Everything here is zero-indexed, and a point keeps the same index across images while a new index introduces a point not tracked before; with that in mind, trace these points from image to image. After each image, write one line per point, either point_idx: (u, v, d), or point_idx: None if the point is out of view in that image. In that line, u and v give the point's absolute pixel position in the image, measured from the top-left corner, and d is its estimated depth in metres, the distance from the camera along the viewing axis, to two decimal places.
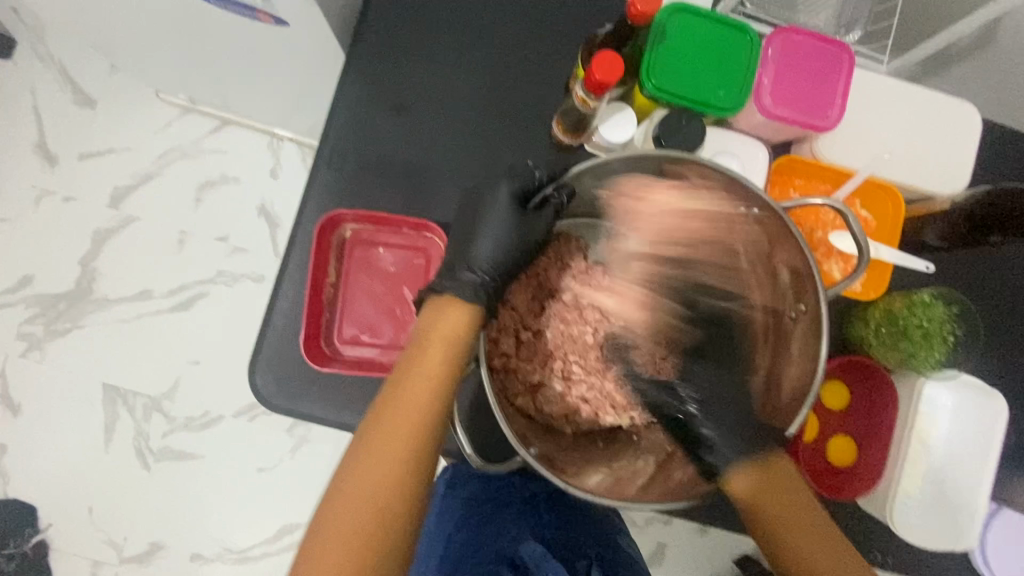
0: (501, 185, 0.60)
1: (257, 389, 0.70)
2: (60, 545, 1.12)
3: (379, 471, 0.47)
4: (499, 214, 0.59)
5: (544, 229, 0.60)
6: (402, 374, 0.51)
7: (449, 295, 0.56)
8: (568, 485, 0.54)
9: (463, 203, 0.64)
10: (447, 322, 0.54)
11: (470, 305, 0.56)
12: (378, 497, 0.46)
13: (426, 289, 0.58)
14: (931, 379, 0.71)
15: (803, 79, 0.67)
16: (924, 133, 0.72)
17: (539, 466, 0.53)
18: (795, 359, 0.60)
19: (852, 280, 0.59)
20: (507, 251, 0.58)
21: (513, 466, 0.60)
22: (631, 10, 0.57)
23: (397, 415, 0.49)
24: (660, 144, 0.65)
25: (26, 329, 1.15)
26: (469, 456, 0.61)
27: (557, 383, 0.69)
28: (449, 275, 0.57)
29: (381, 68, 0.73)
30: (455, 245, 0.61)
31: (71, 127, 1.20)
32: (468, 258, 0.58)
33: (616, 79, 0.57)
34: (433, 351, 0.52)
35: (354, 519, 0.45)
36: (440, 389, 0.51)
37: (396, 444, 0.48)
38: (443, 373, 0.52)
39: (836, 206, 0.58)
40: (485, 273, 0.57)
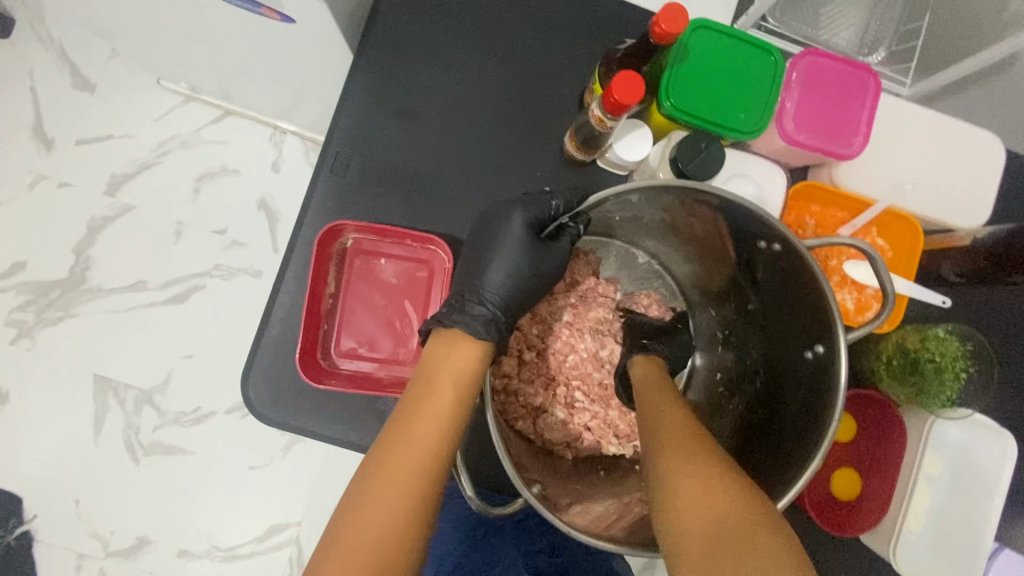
0: (515, 213, 0.57)
1: (250, 400, 0.68)
2: (45, 536, 1.10)
3: (380, 515, 0.44)
4: (513, 243, 0.57)
5: (559, 261, 0.59)
6: (409, 413, 0.50)
7: (456, 327, 0.54)
8: (568, 528, 0.51)
9: (476, 224, 0.61)
10: (458, 361, 0.52)
11: (485, 342, 0.54)
12: (377, 543, 0.43)
13: (432, 319, 0.55)
14: (943, 418, 0.68)
15: (828, 106, 0.65)
16: (948, 163, 0.70)
17: (539, 507, 0.50)
18: (808, 400, 0.56)
19: (879, 321, 0.56)
20: (519, 283, 0.58)
21: (516, 508, 0.58)
22: (654, 29, 0.54)
23: (404, 454, 0.47)
24: (678, 168, 0.62)
25: (16, 316, 1.13)
26: (471, 497, 0.56)
27: (559, 410, 0.67)
28: (458, 306, 0.55)
29: (389, 70, 0.71)
30: (465, 271, 0.59)
31: (68, 111, 1.17)
32: (479, 290, 0.57)
33: (635, 101, 0.55)
34: (443, 389, 0.50)
35: (351, 570, 0.41)
36: (448, 431, 0.49)
37: (402, 486, 0.45)
38: (452, 414, 0.50)
39: (861, 246, 0.54)
40: (497, 306, 0.56)
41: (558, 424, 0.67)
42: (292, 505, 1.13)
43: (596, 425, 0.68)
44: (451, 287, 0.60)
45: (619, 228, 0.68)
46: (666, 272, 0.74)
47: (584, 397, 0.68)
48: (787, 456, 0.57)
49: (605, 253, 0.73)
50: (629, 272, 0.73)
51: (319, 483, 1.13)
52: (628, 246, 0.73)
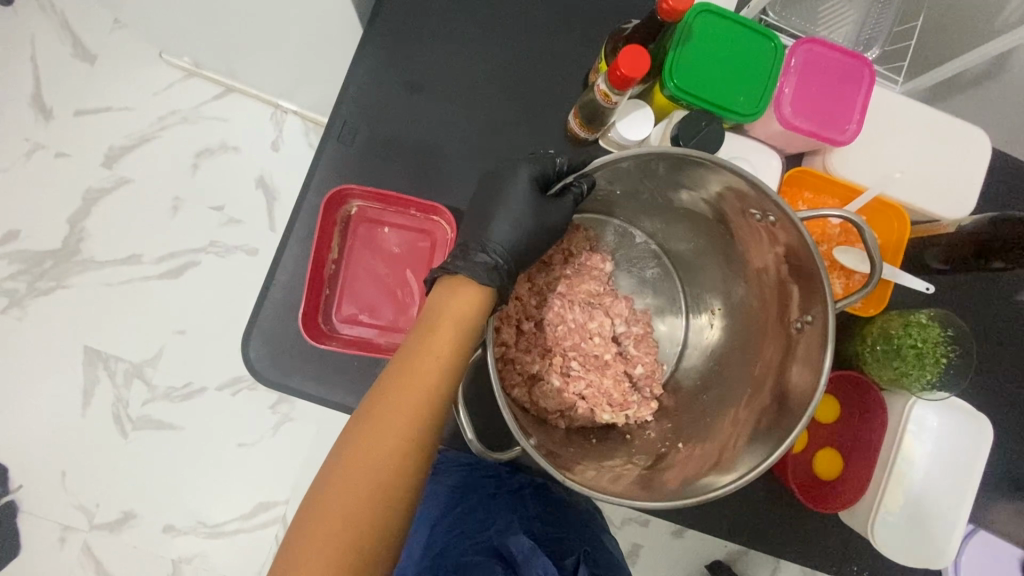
0: (521, 170, 0.60)
1: (250, 362, 0.69)
2: (28, 508, 1.09)
3: (383, 442, 0.46)
4: (519, 199, 0.59)
5: (560, 217, 0.60)
6: (412, 350, 0.51)
7: (460, 274, 0.55)
8: (563, 478, 0.54)
9: (481, 186, 0.63)
10: (460, 302, 0.53)
11: (485, 287, 0.55)
12: (377, 469, 0.45)
13: (439, 268, 0.57)
14: (920, 398, 0.72)
15: (825, 93, 0.67)
16: (938, 157, 0.72)
17: (535, 456, 0.53)
18: (796, 368, 0.59)
19: (865, 291, 0.59)
20: (522, 235, 0.59)
21: (512, 455, 0.60)
22: (661, 6, 0.56)
23: (406, 388, 0.48)
24: (678, 145, 0.64)
25: (8, 285, 1.12)
26: (471, 441, 0.59)
27: (555, 377, 0.69)
28: (462, 255, 0.57)
29: (398, 45, 0.72)
30: (471, 228, 0.61)
31: (67, 81, 1.17)
32: (484, 242, 0.58)
33: (640, 75, 0.56)
34: (445, 327, 0.52)
35: (354, 487, 0.44)
36: (450, 367, 0.50)
37: (402, 416, 0.47)
38: (455, 353, 0.51)
39: (851, 218, 0.57)
40: (499, 257, 0.57)
41: (552, 393, 0.68)
42: (280, 482, 1.13)
43: (590, 396, 0.69)
44: (457, 242, 0.61)
45: (619, 205, 0.71)
46: (662, 252, 0.76)
47: (579, 367, 0.70)
48: (775, 421, 0.60)
49: (603, 230, 0.75)
50: (626, 250, 0.76)
51: (309, 461, 1.14)
52: (626, 226, 0.75)
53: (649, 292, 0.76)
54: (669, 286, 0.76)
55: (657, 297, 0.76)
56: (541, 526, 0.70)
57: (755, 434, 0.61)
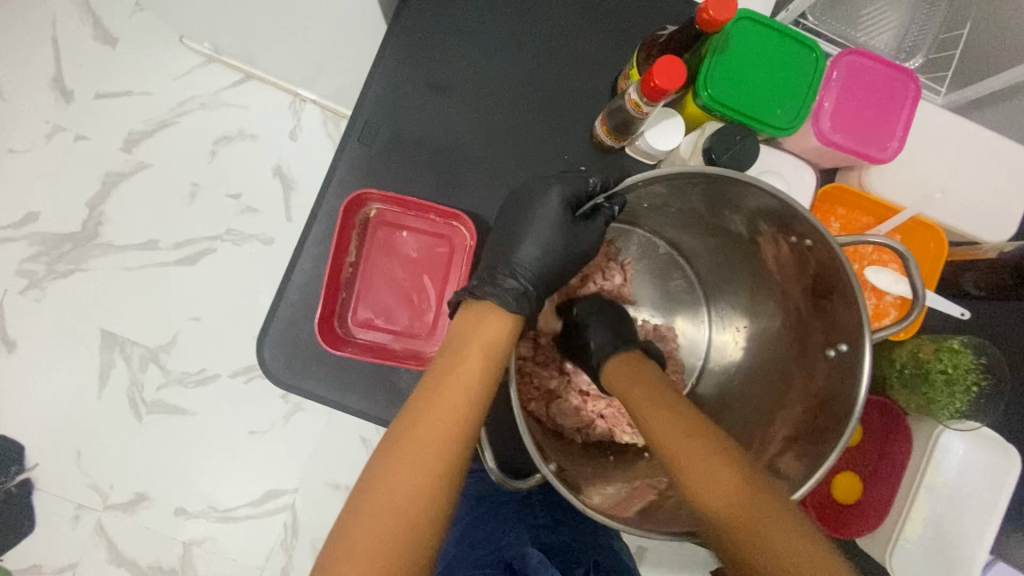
0: (553, 188, 0.60)
1: (266, 364, 0.68)
2: (45, 487, 1.11)
3: (409, 478, 0.45)
4: (548, 222, 0.59)
5: (593, 239, 0.62)
6: (440, 377, 0.50)
7: (486, 300, 0.55)
8: (584, 508, 0.52)
9: (508, 201, 0.63)
10: (487, 329, 0.53)
11: (513, 313, 0.55)
12: (403, 508, 0.44)
13: (463, 291, 0.57)
14: (949, 428, 0.69)
15: (869, 107, 0.64)
16: (988, 177, 0.68)
17: (557, 485, 0.52)
18: (823, 392, 0.58)
19: (906, 323, 0.57)
20: (551, 259, 0.60)
21: (534, 483, 0.59)
22: (702, 15, 0.53)
23: (433, 420, 0.48)
24: (710, 158, 0.61)
25: (28, 267, 1.13)
26: (491, 470, 0.60)
27: (574, 395, 0.69)
28: (489, 280, 0.57)
29: (422, 43, 0.70)
30: (496, 249, 0.61)
31: (88, 63, 1.16)
32: (512, 264, 0.59)
33: (675, 87, 0.54)
34: (472, 357, 0.51)
35: (382, 522, 0.43)
36: (478, 396, 0.50)
37: (432, 445, 0.46)
38: (481, 383, 0.50)
39: (897, 247, 0.55)
40: (527, 281, 0.59)
41: (570, 408, 0.68)
42: (289, 471, 1.14)
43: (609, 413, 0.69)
44: (483, 263, 0.62)
45: (645, 216, 0.69)
46: (687, 263, 0.74)
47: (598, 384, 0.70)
48: (802, 447, 0.58)
49: (626, 239, 0.74)
50: (650, 261, 0.74)
51: (318, 451, 1.14)
52: (650, 236, 0.74)
53: (669, 304, 0.75)
54: (693, 300, 0.74)
55: (680, 310, 0.74)
56: (548, 534, 0.67)
57: (782, 457, 0.60)
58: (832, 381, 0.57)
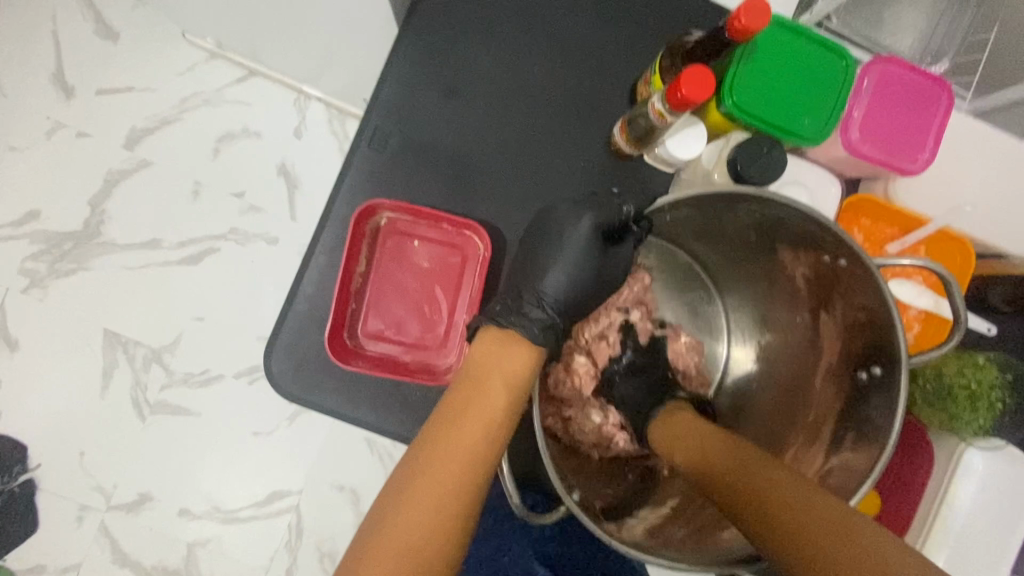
0: (585, 216, 0.58)
1: (272, 376, 0.66)
2: (47, 487, 1.10)
3: (426, 506, 0.44)
4: (577, 248, 0.58)
5: (622, 266, 0.61)
6: (462, 403, 0.49)
7: (511, 329, 0.54)
8: (611, 541, 0.51)
9: (537, 221, 0.62)
10: (511, 358, 0.52)
11: (539, 347, 0.54)
12: (419, 535, 0.43)
13: (484, 317, 0.56)
14: (973, 446, 0.67)
15: (898, 116, 0.62)
16: (1018, 188, 0.66)
17: (582, 517, 0.50)
18: (857, 418, 0.56)
19: (944, 348, 0.55)
20: (577, 288, 0.59)
21: (557, 517, 0.57)
22: (733, 23, 0.51)
23: (454, 448, 0.47)
24: (736, 169, 0.59)
25: (29, 265, 1.11)
26: (515, 504, 0.55)
27: (594, 413, 0.68)
28: (516, 310, 0.56)
29: (435, 45, 0.68)
30: (524, 277, 0.61)
31: (89, 58, 1.14)
32: (538, 292, 0.58)
33: (702, 99, 0.52)
34: (495, 385, 0.50)
35: (389, 564, 0.41)
36: (496, 434, 0.48)
37: (449, 476, 0.45)
38: (504, 413, 0.49)
39: (936, 269, 0.53)
40: (554, 312, 0.57)
41: (591, 424, 0.68)
42: (293, 473, 1.13)
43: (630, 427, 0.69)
44: (509, 287, 0.62)
45: (665, 228, 0.67)
46: (707, 274, 0.72)
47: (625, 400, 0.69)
48: (836, 478, 0.56)
49: (646, 253, 0.72)
50: (670, 272, 0.72)
51: (323, 453, 1.13)
52: (669, 246, 0.72)
53: (690, 318, 0.72)
54: (714, 311, 0.72)
55: (700, 325, 0.72)
56: (555, 545, 0.67)
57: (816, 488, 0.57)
58: (865, 404, 0.55)
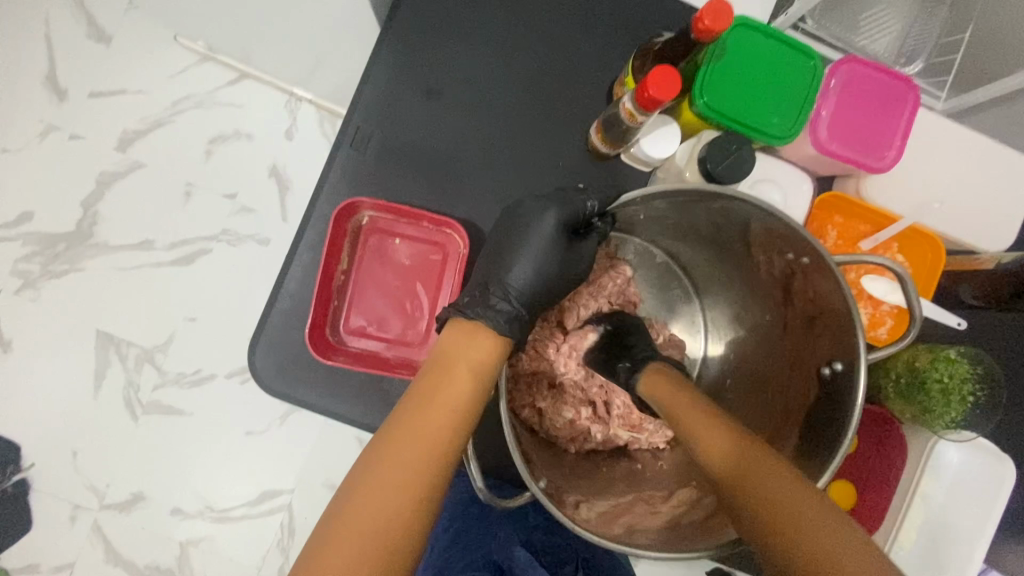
0: (550, 211, 0.59)
1: (257, 372, 0.68)
2: (41, 486, 1.11)
3: (388, 491, 0.45)
4: (543, 240, 0.59)
5: (588, 261, 0.63)
6: (427, 392, 0.50)
7: (477, 321, 0.55)
8: (574, 527, 0.52)
9: (506, 217, 0.63)
10: (477, 348, 0.53)
11: (502, 336, 0.55)
12: (382, 517, 0.44)
13: (452, 309, 0.57)
14: (944, 438, 0.69)
15: (865, 114, 0.63)
16: (986, 186, 0.68)
17: (545, 503, 0.51)
18: (820, 414, 0.56)
19: (904, 341, 0.56)
20: (542, 282, 0.60)
21: (523, 501, 0.58)
22: (697, 24, 0.52)
23: (417, 435, 0.48)
24: (706, 168, 0.60)
25: (23, 266, 1.13)
26: (479, 490, 0.56)
27: (569, 408, 0.69)
28: (482, 301, 0.57)
29: (417, 48, 0.69)
30: (490, 267, 0.61)
31: (82, 62, 1.15)
32: (504, 285, 0.59)
33: (668, 98, 0.53)
34: (461, 375, 0.51)
35: (356, 546, 0.43)
36: (460, 422, 0.50)
37: (412, 460, 0.47)
38: (467, 402, 0.50)
39: (893, 266, 0.54)
40: (518, 304, 0.58)
41: (567, 418, 0.69)
42: (285, 472, 1.14)
43: (605, 421, 0.70)
44: (475, 278, 0.62)
45: (640, 226, 0.68)
46: (684, 272, 0.73)
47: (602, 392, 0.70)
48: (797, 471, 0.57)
49: (623, 247, 0.73)
50: (647, 269, 0.74)
51: (314, 452, 1.14)
52: (646, 244, 0.73)
53: (667, 312, 0.74)
54: (690, 307, 0.74)
55: (676, 318, 0.74)
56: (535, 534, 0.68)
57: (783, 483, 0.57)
58: (826, 399, 0.56)
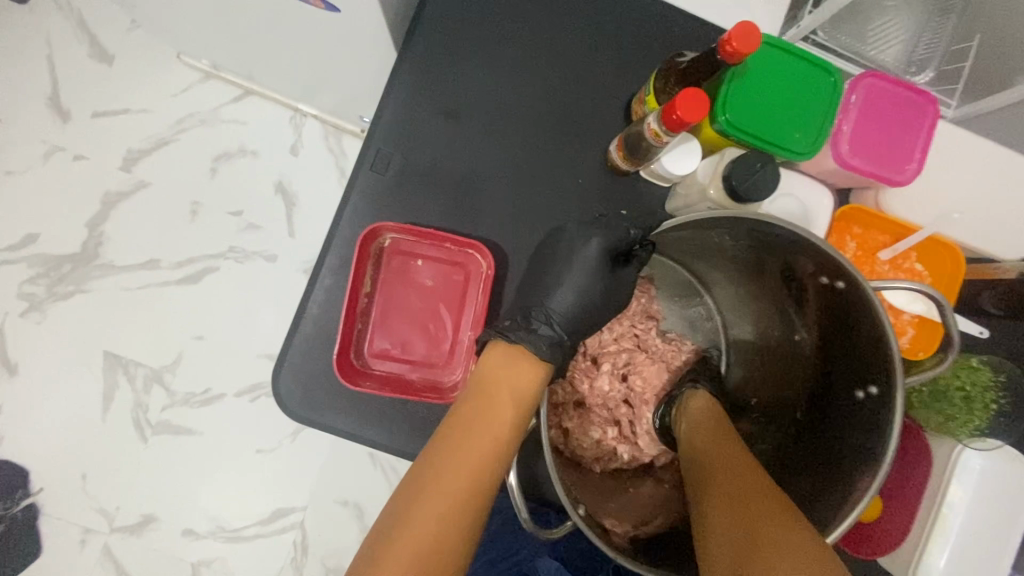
0: (593, 238, 0.61)
1: (281, 400, 0.67)
2: (49, 511, 1.10)
3: (440, 506, 0.46)
4: (583, 268, 0.60)
5: (627, 288, 0.64)
6: (474, 411, 0.52)
7: (519, 346, 0.57)
8: (618, 557, 0.51)
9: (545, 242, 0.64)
10: (519, 371, 0.55)
11: (545, 362, 0.57)
12: (433, 530, 0.45)
13: (492, 331, 0.58)
14: (969, 446, 0.69)
15: (885, 129, 0.64)
16: (1003, 195, 0.69)
17: (589, 532, 0.51)
18: (848, 445, 0.56)
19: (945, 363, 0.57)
20: (584, 304, 0.61)
21: (563, 531, 0.58)
22: (724, 46, 0.53)
23: (466, 453, 0.49)
24: (731, 185, 0.60)
25: (27, 288, 1.12)
26: (524, 522, 0.56)
27: (595, 428, 0.69)
28: (523, 326, 0.58)
29: (435, 68, 0.69)
30: (531, 293, 0.63)
31: (84, 82, 1.15)
32: (546, 309, 0.60)
33: (696, 120, 0.53)
34: (505, 396, 0.53)
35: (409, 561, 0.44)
36: (505, 442, 0.51)
37: (464, 476, 0.48)
38: (513, 422, 0.52)
39: (926, 291, 0.55)
40: (560, 328, 0.60)
41: (593, 438, 0.69)
42: (297, 489, 1.13)
43: (633, 440, 0.70)
44: (517, 303, 0.64)
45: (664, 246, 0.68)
46: (706, 291, 0.73)
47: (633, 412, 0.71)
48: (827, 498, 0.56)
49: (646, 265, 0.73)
50: (670, 287, 0.74)
51: (326, 468, 1.13)
52: (668, 261, 0.73)
53: (691, 332, 0.74)
54: (712, 327, 0.74)
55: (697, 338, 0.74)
56: (558, 546, 0.69)
57: (799, 509, 0.58)
58: (861, 422, 0.55)
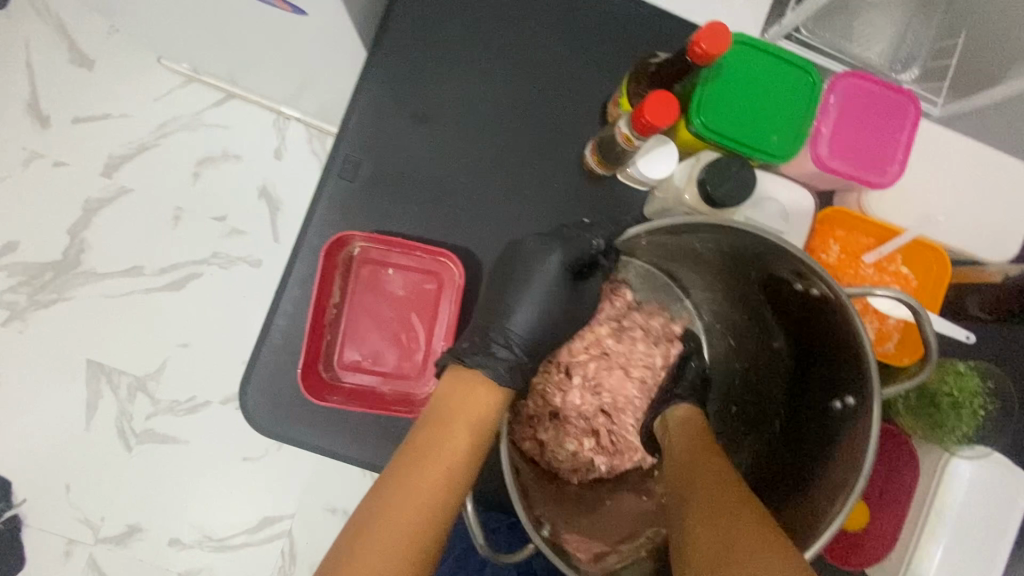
0: (554, 253, 0.60)
1: (250, 414, 0.65)
2: (33, 522, 1.08)
3: (390, 542, 0.46)
4: (545, 284, 0.60)
5: (592, 302, 0.63)
6: (429, 442, 0.52)
7: (476, 371, 0.56)
8: None
9: (511, 254, 0.63)
10: (476, 400, 0.54)
11: (502, 387, 0.56)
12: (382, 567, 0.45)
13: (449, 355, 0.58)
14: (958, 455, 0.66)
15: (865, 130, 0.62)
16: (991, 195, 0.67)
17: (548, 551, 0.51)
18: (824, 456, 0.55)
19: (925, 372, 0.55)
20: (544, 326, 0.60)
21: (523, 555, 0.57)
22: (694, 48, 0.51)
23: (419, 486, 0.49)
24: (705, 190, 0.59)
25: (8, 297, 1.10)
26: (479, 548, 0.57)
27: (571, 439, 0.67)
28: (481, 349, 0.58)
29: (405, 71, 0.67)
30: (491, 313, 0.61)
31: (64, 86, 1.13)
32: (506, 331, 0.59)
33: (666, 124, 0.52)
34: (460, 427, 0.52)
35: None
36: (459, 472, 0.51)
37: (416, 510, 0.48)
38: (468, 453, 0.52)
39: (903, 299, 0.53)
40: (520, 351, 0.58)
41: (569, 450, 0.67)
42: (284, 497, 1.11)
43: (612, 449, 0.68)
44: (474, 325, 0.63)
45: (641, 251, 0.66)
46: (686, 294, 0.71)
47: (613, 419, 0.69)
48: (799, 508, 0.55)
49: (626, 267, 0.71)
50: (653, 288, 0.71)
51: (313, 475, 1.11)
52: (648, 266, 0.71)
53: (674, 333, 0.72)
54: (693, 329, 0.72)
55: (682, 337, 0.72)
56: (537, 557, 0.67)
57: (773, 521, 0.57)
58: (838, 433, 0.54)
